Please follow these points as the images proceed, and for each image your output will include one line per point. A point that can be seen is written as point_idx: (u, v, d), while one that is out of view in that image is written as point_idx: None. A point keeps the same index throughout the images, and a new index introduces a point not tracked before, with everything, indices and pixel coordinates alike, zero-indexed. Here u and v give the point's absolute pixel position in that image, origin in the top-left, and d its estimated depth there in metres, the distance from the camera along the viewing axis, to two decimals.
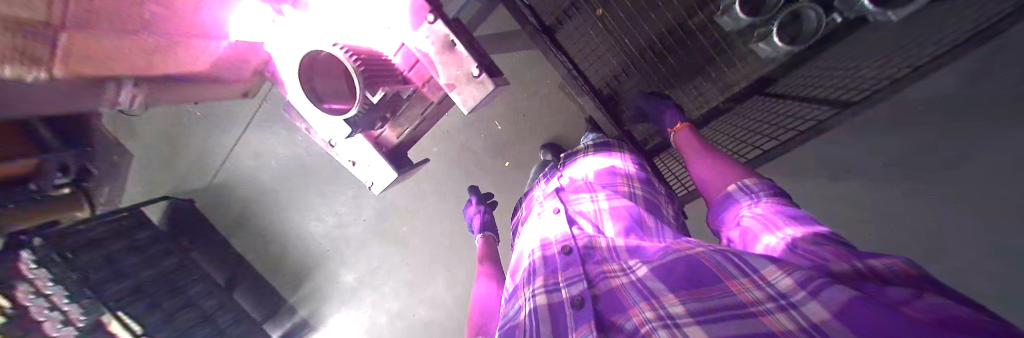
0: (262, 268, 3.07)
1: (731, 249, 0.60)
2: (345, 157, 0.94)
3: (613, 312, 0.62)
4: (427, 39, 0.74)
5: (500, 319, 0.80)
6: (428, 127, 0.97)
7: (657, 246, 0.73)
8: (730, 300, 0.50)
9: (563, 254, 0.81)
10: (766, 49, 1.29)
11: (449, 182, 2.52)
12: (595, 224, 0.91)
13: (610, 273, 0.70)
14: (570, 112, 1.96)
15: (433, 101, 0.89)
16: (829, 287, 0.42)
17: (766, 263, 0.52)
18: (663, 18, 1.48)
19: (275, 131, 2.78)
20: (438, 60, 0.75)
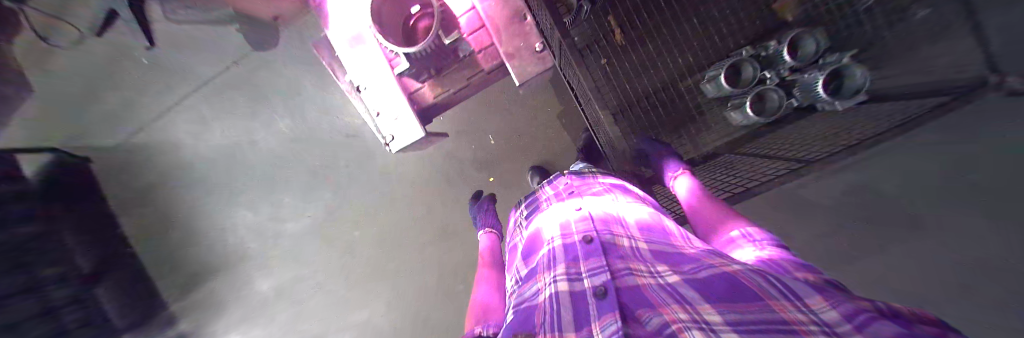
0: (151, 259, 2.47)
1: (772, 274, 0.56)
2: (382, 103, 1.25)
3: (640, 308, 0.61)
4: (505, 14, 1.20)
5: (515, 299, 0.81)
6: (469, 91, 1.39)
7: (689, 255, 0.74)
8: (770, 315, 0.46)
9: (585, 244, 0.85)
10: (739, 118, 1.52)
11: (424, 191, 2.39)
12: (620, 223, 0.95)
13: (638, 274, 0.71)
14: (563, 142, 2.07)
15: (486, 67, 1.31)
16: (878, 322, 0.37)
17: (813, 294, 0.48)
18: (659, 77, 1.68)
19: (234, 100, 2.44)
20: (509, 32, 1.21)
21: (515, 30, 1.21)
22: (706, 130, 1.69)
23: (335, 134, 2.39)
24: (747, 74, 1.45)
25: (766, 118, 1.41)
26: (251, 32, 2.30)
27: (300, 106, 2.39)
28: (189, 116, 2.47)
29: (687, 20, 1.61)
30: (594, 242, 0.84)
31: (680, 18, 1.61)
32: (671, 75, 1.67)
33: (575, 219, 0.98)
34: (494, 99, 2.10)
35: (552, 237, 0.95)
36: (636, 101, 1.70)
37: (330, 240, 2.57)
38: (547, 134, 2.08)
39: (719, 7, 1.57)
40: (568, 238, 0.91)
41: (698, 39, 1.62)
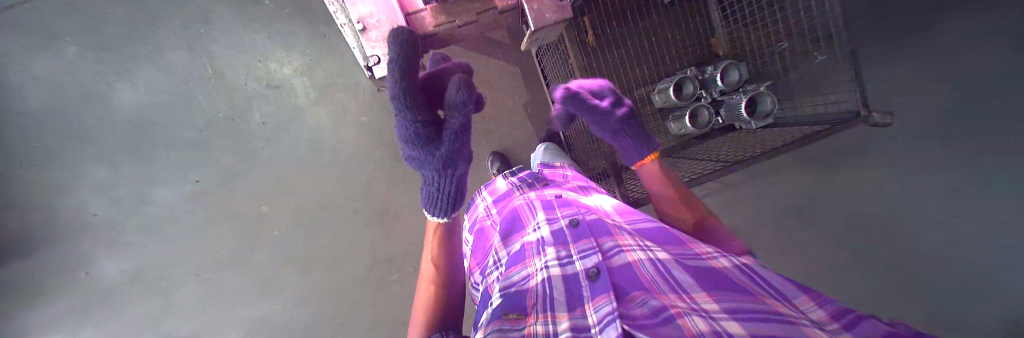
0: None
1: (751, 268, 0.61)
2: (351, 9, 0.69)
3: (632, 288, 0.61)
4: None
5: (498, 280, 0.75)
6: (472, 31, 0.81)
7: (671, 236, 0.79)
8: (765, 305, 0.48)
9: (572, 228, 0.83)
10: (675, 129, 1.77)
11: (366, 165, 2.11)
12: (603, 211, 0.98)
13: (626, 249, 0.72)
14: (524, 129, 2.10)
15: (497, 7, 0.75)
16: (864, 321, 0.41)
17: (799, 294, 0.51)
18: (619, 84, 1.83)
19: (93, 12, 1.77)
20: None
21: None
22: None
23: (256, 83, 1.93)
24: (687, 91, 1.67)
25: (697, 130, 1.65)
26: None
27: (206, 40, 1.87)
28: (18, 19, 1.72)
29: (646, 40, 1.82)
30: (581, 225, 0.83)
31: (641, 37, 1.82)
32: (628, 85, 1.85)
33: (559, 203, 0.97)
34: None
35: (535, 220, 0.92)
36: None
37: (226, 215, 2.05)
38: (510, 121, 2.08)
39: (670, 36, 1.83)
40: (553, 221, 0.88)
41: (651, 58, 1.84)
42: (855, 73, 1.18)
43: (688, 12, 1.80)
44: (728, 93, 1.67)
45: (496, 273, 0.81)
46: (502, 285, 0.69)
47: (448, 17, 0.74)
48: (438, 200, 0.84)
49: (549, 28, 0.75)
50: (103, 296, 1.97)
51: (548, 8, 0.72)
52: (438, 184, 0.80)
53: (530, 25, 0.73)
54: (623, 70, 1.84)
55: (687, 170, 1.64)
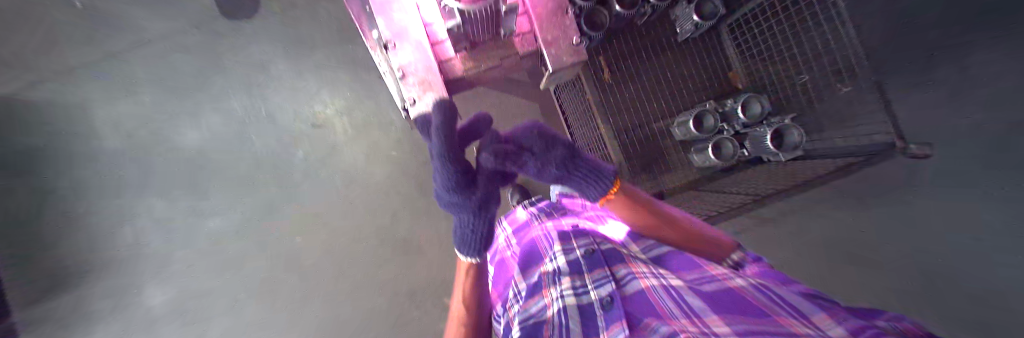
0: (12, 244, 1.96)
1: (768, 286, 0.58)
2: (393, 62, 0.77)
3: (646, 317, 0.61)
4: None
5: (516, 310, 0.77)
6: (496, 74, 0.90)
7: (689, 261, 0.77)
8: (779, 329, 0.46)
9: (587, 255, 0.81)
10: (699, 161, 1.76)
11: (390, 197, 2.21)
12: (621, 239, 0.96)
13: (640, 275, 0.71)
14: None
15: (519, 53, 0.84)
16: None
17: (817, 313, 0.50)
18: (637, 115, 1.86)
19: (176, 67, 2.12)
20: (543, 20, 0.78)
21: (558, 20, 0.79)
22: (668, 170, 1.87)
23: (301, 122, 2.16)
24: (708, 123, 1.67)
25: (722, 162, 1.63)
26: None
27: (262, 87, 2.15)
28: (121, 75, 2.09)
29: (663, 74, 1.87)
30: (596, 254, 0.81)
31: (657, 73, 1.87)
32: (647, 116, 1.86)
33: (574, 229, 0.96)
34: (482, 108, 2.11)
35: (549, 249, 0.91)
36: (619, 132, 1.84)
37: (261, 244, 2.18)
38: None
39: (686, 71, 1.87)
40: (568, 252, 0.83)
41: (670, 90, 1.87)
42: (884, 100, 1.14)
43: (704, 48, 1.87)
44: (752, 124, 1.65)
45: (515, 305, 0.82)
46: (520, 316, 0.71)
47: (477, 63, 0.84)
48: (463, 242, 0.85)
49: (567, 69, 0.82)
50: (144, 320, 2.09)
51: (566, 51, 0.80)
52: (465, 222, 0.83)
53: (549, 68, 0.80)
54: (641, 104, 1.87)
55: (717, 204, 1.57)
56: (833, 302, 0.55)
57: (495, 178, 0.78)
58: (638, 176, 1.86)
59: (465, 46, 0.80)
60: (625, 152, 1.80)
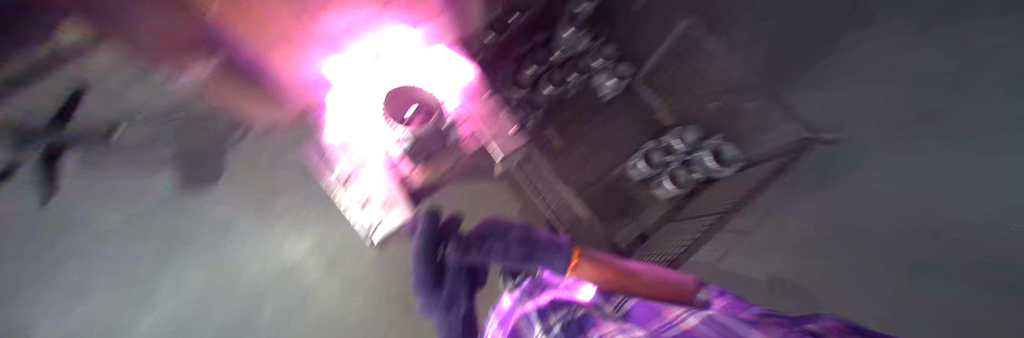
0: None
1: (733, 318, 0.45)
2: (360, 194, 1.13)
3: None
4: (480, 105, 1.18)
5: None
6: (449, 173, 1.26)
7: (655, 306, 0.64)
8: None
9: (564, 332, 0.71)
10: (664, 192, 1.88)
11: (382, 324, 2.03)
12: (596, 302, 0.83)
13: (605, 334, 0.59)
14: None
15: (468, 149, 1.21)
16: None
17: (780, 330, 0.37)
18: (597, 168, 2.01)
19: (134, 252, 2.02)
20: (482, 121, 1.17)
21: (492, 117, 1.19)
22: (644, 210, 1.94)
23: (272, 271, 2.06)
24: (656, 159, 1.90)
25: (682, 188, 1.82)
26: (189, 165, 2.11)
27: (228, 245, 2.07)
28: (59, 279, 1.90)
29: (609, 129, 2.10)
30: (572, 326, 0.73)
31: (598, 128, 2.09)
32: (606, 167, 2.02)
33: (550, 309, 0.85)
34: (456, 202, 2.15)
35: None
36: (584, 187, 1.95)
37: None
38: None
39: (620, 121, 2.12)
40: (548, 333, 0.75)
41: (618, 141, 2.08)
42: None
43: (636, 100, 2.12)
44: (694, 152, 1.85)
45: None
46: None
47: (431, 171, 1.16)
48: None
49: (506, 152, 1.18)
50: None
51: (508, 140, 1.18)
52: (449, 325, 0.95)
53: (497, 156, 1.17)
54: (594, 159, 2.03)
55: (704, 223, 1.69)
56: (817, 318, 0.40)
57: (461, 270, 0.97)
58: (618, 223, 1.91)
59: (421, 159, 1.13)
60: (595, 203, 1.92)
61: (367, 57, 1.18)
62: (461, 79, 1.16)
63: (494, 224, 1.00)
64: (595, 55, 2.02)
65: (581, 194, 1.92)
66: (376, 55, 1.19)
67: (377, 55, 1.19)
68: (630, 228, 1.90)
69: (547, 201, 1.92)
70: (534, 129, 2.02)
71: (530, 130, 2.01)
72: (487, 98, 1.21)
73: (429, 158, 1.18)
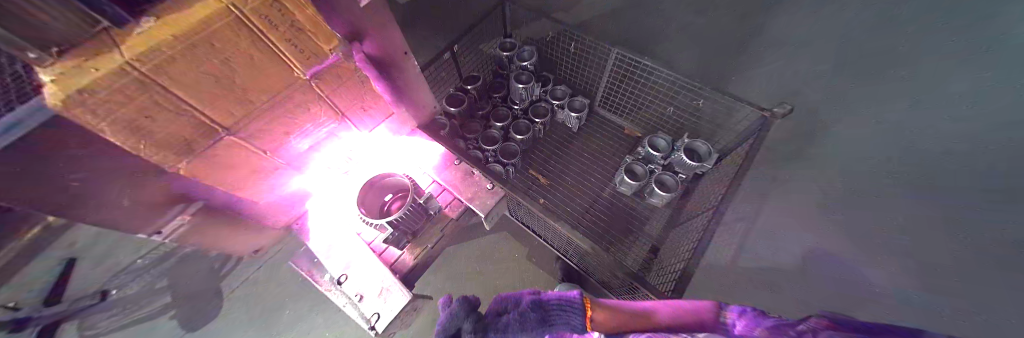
0: None
1: None
2: (354, 293, 1.14)
3: None
4: (454, 172, 1.39)
5: None
6: (441, 245, 1.34)
7: None
8: None
9: None
10: (658, 201, 1.90)
11: None
12: None
13: None
14: (543, 283, 2.01)
15: (453, 216, 1.36)
16: None
17: None
18: (588, 195, 2.03)
19: None
20: (459, 185, 1.36)
21: (469, 180, 1.38)
22: (646, 223, 1.93)
23: None
24: (639, 171, 1.95)
25: (672, 192, 1.82)
26: (188, 309, 2.03)
27: None
28: None
29: (587, 155, 2.18)
30: None
31: (577, 157, 2.18)
32: (596, 191, 2.05)
33: None
34: (462, 268, 2.05)
35: None
36: (581, 217, 1.96)
37: None
38: (524, 279, 2.02)
39: (594, 145, 2.22)
40: None
41: (599, 163, 2.15)
42: (733, 96, 1.61)
43: (601, 124, 2.28)
44: (669, 155, 1.96)
45: None
46: None
47: (419, 249, 1.29)
48: None
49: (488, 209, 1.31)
50: None
51: (486, 197, 1.33)
52: None
53: (482, 212, 1.29)
54: (580, 188, 2.06)
55: (699, 221, 1.63)
56: None
57: None
58: (626, 243, 1.88)
59: (409, 239, 1.27)
60: (595, 231, 1.90)
61: (340, 172, 1.32)
62: (432, 157, 1.45)
63: (504, 299, 0.95)
64: (551, 97, 2.20)
65: (579, 224, 1.91)
66: (347, 169, 1.34)
67: (347, 171, 1.34)
68: (636, 248, 1.86)
69: (549, 241, 1.89)
70: (515, 176, 2.09)
71: (513, 177, 2.06)
72: (459, 166, 1.42)
73: (417, 237, 1.32)
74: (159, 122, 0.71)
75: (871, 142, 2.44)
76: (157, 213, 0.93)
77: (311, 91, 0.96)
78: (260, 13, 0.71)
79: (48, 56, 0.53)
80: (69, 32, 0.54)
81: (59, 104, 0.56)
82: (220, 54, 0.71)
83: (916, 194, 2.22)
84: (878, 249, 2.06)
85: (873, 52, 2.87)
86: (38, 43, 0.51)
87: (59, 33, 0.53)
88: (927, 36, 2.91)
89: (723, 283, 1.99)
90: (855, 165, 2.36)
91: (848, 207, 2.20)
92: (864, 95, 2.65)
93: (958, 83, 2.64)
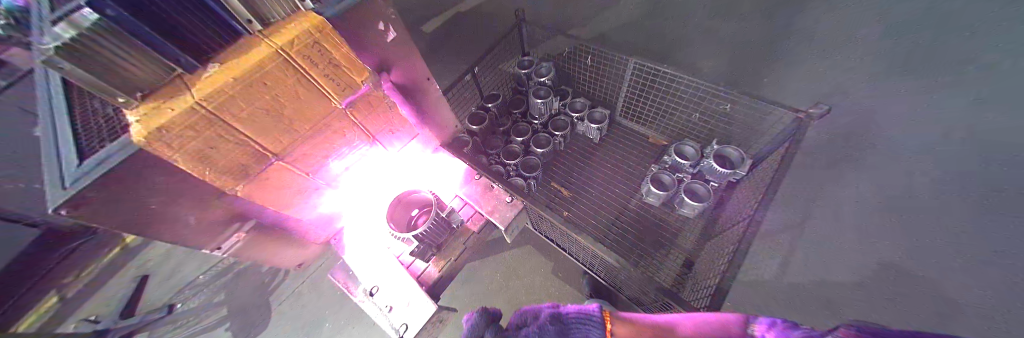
0: None
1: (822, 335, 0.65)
2: (386, 304, 1.20)
3: None
4: (474, 187, 1.45)
5: None
6: (464, 258, 1.38)
7: None
8: None
9: None
10: (688, 211, 1.81)
11: None
12: None
13: None
14: (571, 300, 1.96)
15: (474, 229, 1.40)
16: None
17: None
18: (613, 207, 1.99)
19: None
20: (480, 199, 1.41)
21: (489, 193, 1.42)
22: (678, 235, 1.84)
23: None
24: (666, 179, 1.88)
25: (703, 201, 1.73)
26: (239, 320, 2.20)
27: None
28: None
29: (609, 166, 2.14)
30: None
31: (600, 168, 2.14)
32: (622, 202, 2.00)
33: None
34: (487, 283, 2.06)
35: None
36: (606, 229, 1.90)
37: None
38: (550, 293, 1.99)
39: (617, 155, 2.18)
40: None
41: (623, 174, 2.10)
42: (764, 100, 1.53)
43: (623, 133, 2.25)
44: (697, 163, 1.89)
45: None
46: None
47: (443, 262, 1.33)
48: None
49: (509, 221, 1.35)
50: None
51: (506, 210, 1.37)
52: None
53: (502, 225, 1.33)
54: (604, 200, 2.02)
55: (734, 231, 1.54)
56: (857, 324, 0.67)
57: None
58: (656, 256, 1.79)
59: (433, 252, 1.32)
60: (622, 244, 1.84)
61: (372, 191, 1.42)
62: (455, 174, 1.51)
63: (524, 314, 0.95)
64: (570, 110, 2.22)
65: (604, 237, 1.86)
66: (379, 188, 1.44)
67: (378, 189, 1.44)
68: (667, 262, 1.77)
69: (574, 255, 1.86)
70: (537, 189, 2.10)
71: (535, 190, 2.07)
72: (480, 181, 1.47)
73: (440, 249, 1.37)
74: (222, 151, 0.83)
75: (928, 142, 2.23)
76: (216, 230, 1.07)
77: (345, 118, 1.06)
78: (303, 54, 0.83)
79: (133, 100, 0.67)
80: (152, 78, 0.69)
81: (142, 140, 0.66)
82: (271, 91, 0.82)
83: (990, 200, 1.99)
84: (953, 263, 1.83)
85: (916, 51, 2.72)
86: (126, 88, 0.65)
87: (144, 79, 0.68)
88: (976, 33, 2.74)
89: (772, 300, 1.81)
90: (914, 167, 2.14)
91: (909, 214, 1.99)
92: (911, 92, 2.46)
93: (1017, 77, 2.44)
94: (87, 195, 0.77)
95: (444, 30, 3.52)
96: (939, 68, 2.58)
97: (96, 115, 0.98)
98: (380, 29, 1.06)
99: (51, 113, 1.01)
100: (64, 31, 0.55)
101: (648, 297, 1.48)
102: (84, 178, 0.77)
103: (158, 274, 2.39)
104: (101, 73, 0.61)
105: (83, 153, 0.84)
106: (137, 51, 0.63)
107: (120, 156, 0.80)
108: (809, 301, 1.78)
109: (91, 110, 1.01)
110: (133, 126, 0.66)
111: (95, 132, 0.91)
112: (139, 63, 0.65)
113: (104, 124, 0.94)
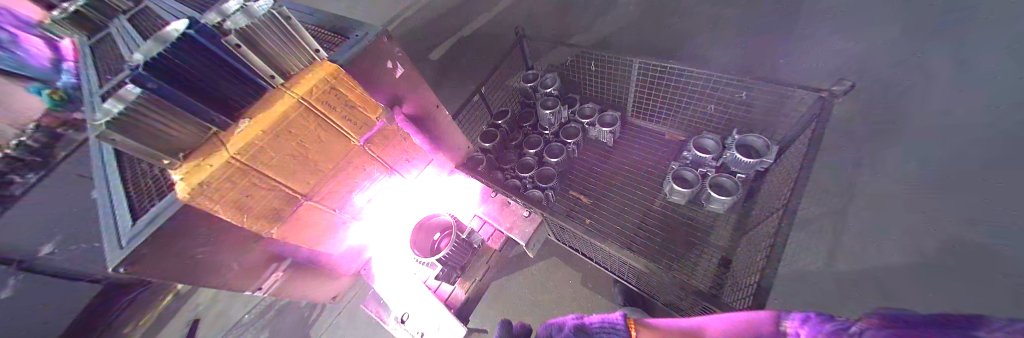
0: None
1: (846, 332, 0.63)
2: (419, 329, 1.23)
3: None
4: (491, 206, 1.48)
5: None
6: (488, 278, 1.39)
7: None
8: None
9: None
10: (717, 206, 1.73)
11: None
12: None
13: None
14: (603, 310, 1.90)
15: (495, 248, 1.43)
16: None
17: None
18: (637, 209, 1.93)
19: None
20: (499, 218, 1.44)
21: (508, 210, 1.45)
22: (711, 233, 1.76)
23: None
24: (689, 176, 1.81)
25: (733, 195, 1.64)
26: None
27: None
28: None
29: (628, 168, 2.10)
30: None
31: (620, 171, 2.09)
32: (644, 204, 1.94)
33: None
34: (516, 299, 2.04)
35: None
36: (632, 235, 1.84)
37: None
38: (581, 305, 1.94)
39: (632, 155, 2.14)
40: None
41: (643, 175, 2.05)
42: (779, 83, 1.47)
43: (638, 134, 2.21)
44: (720, 156, 1.83)
45: None
46: None
47: (468, 284, 1.33)
48: None
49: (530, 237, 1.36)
50: None
51: (527, 225, 1.38)
52: None
53: (523, 240, 1.34)
54: (627, 204, 1.96)
55: (769, 224, 1.44)
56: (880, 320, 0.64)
57: None
58: (688, 257, 1.72)
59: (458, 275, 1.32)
60: (650, 248, 1.76)
61: (396, 220, 1.46)
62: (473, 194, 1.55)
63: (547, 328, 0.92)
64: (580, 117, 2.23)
65: (631, 242, 1.80)
66: (401, 216, 1.47)
67: (401, 217, 1.47)
68: (701, 263, 1.68)
69: (603, 264, 1.80)
70: (557, 199, 2.08)
71: (554, 202, 2.05)
72: (496, 199, 1.50)
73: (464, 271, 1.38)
74: (257, 198, 0.89)
75: (972, 105, 2.05)
76: (258, 271, 1.16)
77: (365, 153, 1.12)
78: (322, 100, 0.90)
79: (176, 160, 0.75)
80: (192, 139, 0.76)
81: (186, 195, 0.72)
82: (295, 137, 0.89)
83: None
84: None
85: (947, 10, 2.52)
86: (169, 150, 0.72)
87: (185, 141, 0.75)
88: None
89: (821, 293, 1.67)
90: (961, 135, 1.97)
91: (966, 185, 1.81)
92: (942, 55, 2.30)
93: None
94: (140, 253, 0.81)
95: (449, 56, 3.66)
96: (970, 24, 2.39)
97: (144, 174, 1.08)
98: (388, 67, 1.13)
99: (108, 177, 1.12)
100: (114, 105, 0.62)
101: (687, 303, 1.40)
102: (138, 236, 0.81)
103: (207, 318, 2.54)
104: (148, 140, 0.67)
105: (136, 213, 0.93)
106: (177, 116, 0.70)
107: (163, 217, 0.82)
108: (865, 291, 1.63)
109: (141, 171, 1.12)
110: (177, 184, 0.73)
111: (146, 191, 1.00)
112: (180, 126, 0.71)
113: (152, 182, 1.04)
